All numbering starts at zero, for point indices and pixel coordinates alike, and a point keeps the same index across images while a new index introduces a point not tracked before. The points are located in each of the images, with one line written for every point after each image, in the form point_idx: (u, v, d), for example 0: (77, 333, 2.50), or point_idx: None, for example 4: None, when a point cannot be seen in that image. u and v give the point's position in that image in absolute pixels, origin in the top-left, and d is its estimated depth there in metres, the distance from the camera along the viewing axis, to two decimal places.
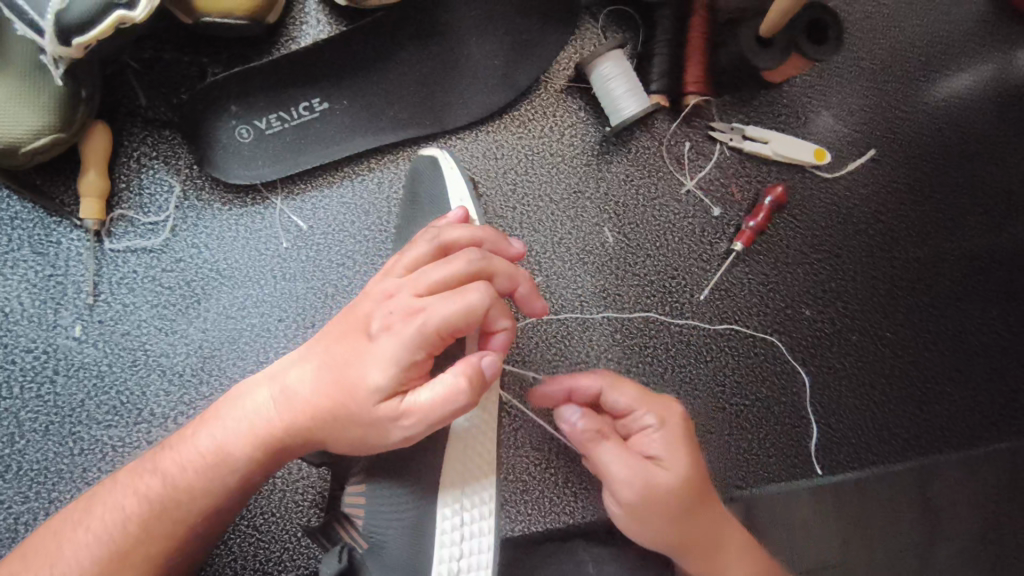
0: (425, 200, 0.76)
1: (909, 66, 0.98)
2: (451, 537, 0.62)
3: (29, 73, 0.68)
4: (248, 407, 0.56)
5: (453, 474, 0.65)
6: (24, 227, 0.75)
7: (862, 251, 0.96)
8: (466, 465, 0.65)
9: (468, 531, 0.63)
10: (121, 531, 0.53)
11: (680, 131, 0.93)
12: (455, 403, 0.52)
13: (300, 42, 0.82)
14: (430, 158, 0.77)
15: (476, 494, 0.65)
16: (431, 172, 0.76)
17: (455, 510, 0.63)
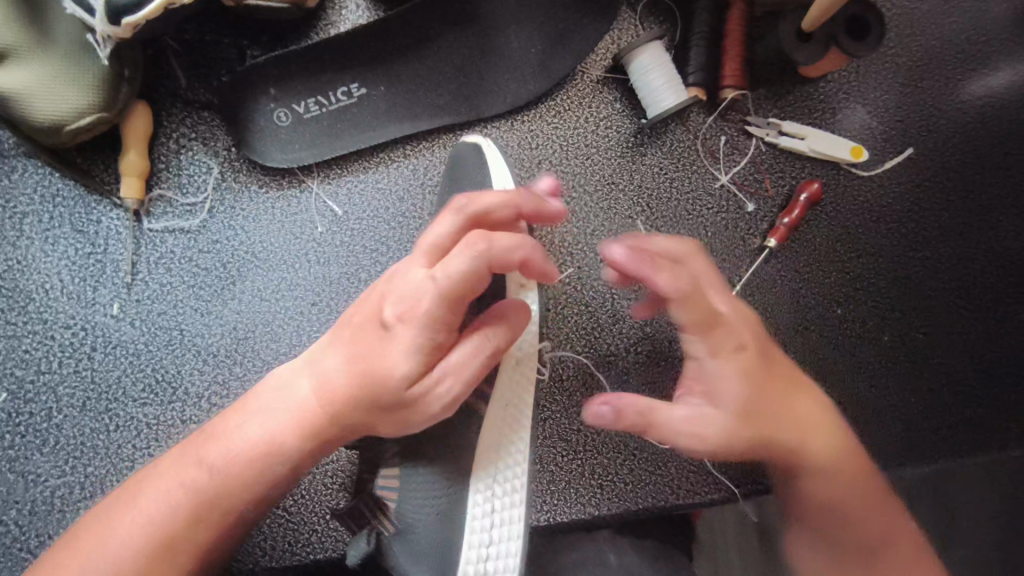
0: (466, 185, 0.75)
1: (950, 63, 0.96)
2: (480, 522, 0.62)
3: (75, 52, 0.68)
4: (288, 394, 0.57)
5: (486, 458, 0.64)
6: (65, 204, 0.76)
7: (896, 249, 0.95)
8: (500, 448, 0.65)
9: (499, 517, 0.62)
10: (173, 515, 0.54)
11: (716, 124, 0.92)
12: (479, 360, 0.55)
13: (338, 26, 0.82)
14: (473, 144, 0.77)
15: (508, 480, 0.64)
16: (474, 159, 0.75)
17: (486, 497, 0.63)
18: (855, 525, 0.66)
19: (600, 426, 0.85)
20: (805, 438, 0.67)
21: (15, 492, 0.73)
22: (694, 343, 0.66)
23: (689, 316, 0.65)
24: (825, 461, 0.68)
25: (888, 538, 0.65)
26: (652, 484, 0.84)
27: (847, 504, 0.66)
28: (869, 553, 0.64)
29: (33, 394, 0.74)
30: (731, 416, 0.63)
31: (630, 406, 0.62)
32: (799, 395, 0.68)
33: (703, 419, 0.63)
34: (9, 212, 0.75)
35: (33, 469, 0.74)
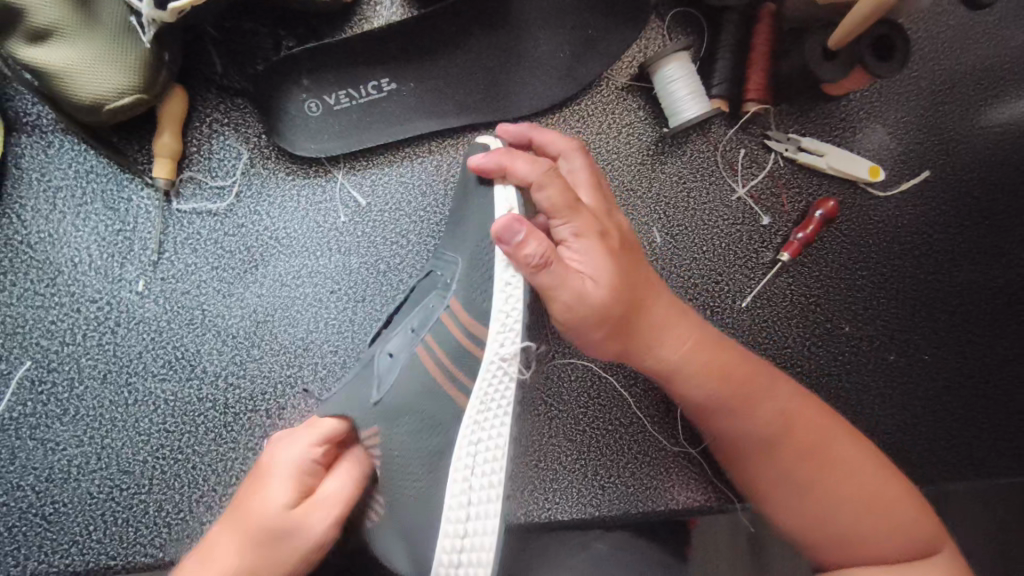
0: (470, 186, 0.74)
1: (972, 89, 0.97)
2: (455, 517, 0.59)
3: (119, 34, 0.70)
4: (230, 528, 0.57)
5: (464, 449, 0.62)
6: (98, 181, 0.78)
7: (907, 271, 0.95)
8: (477, 441, 0.62)
9: (475, 511, 0.59)
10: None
11: (736, 137, 0.93)
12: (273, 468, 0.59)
13: (372, 22, 0.83)
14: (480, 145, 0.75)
15: (486, 473, 0.61)
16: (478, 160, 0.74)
17: (462, 490, 0.60)
18: (760, 413, 0.69)
19: (606, 427, 0.86)
20: (673, 347, 0.69)
21: (34, 459, 0.75)
22: (563, 228, 0.64)
23: (552, 203, 0.64)
24: (702, 378, 0.69)
25: (783, 410, 0.69)
26: (653, 488, 0.86)
27: (762, 415, 0.69)
28: (811, 452, 0.68)
29: (57, 364, 0.76)
30: (601, 288, 0.63)
31: (531, 261, 0.61)
32: (656, 287, 0.69)
33: (589, 304, 0.62)
34: (42, 185, 0.77)
35: (53, 437, 0.76)
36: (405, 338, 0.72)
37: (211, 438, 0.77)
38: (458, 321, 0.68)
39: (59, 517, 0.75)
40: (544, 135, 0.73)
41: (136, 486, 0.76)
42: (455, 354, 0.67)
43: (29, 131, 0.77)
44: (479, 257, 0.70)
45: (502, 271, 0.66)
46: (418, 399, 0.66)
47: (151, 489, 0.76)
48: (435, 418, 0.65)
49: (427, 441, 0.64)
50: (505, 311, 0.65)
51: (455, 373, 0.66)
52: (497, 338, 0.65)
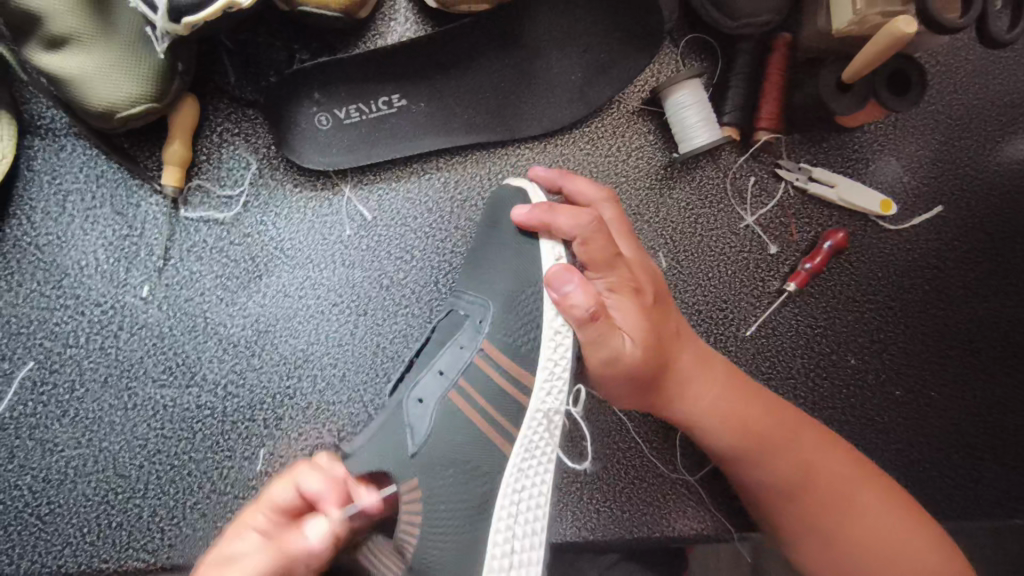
0: (506, 227, 0.74)
1: (989, 124, 0.96)
2: (499, 564, 0.63)
3: (134, 43, 0.71)
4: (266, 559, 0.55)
5: (508, 496, 0.66)
6: (108, 186, 0.79)
7: (917, 305, 0.94)
8: (520, 488, 0.66)
9: (516, 561, 0.64)
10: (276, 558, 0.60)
11: (747, 164, 0.92)
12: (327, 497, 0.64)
13: (385, 37, 0.84)
14: (516, 187, 0.75)
15: (528, 520, 0.65)
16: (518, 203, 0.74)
17: (505, 536, 0.65)
18: (775, 461, 0.72)
19: (603, 451, 0.86)
20: (700, 401, 0.72)
21: (32, 459, 0.76)
22: (598, 282, 0.67)
23: (594, 258, 0.66)
24: (722, 434, 0.72)
25: (805, 462, 0.72)
26: (649, 515, 0.85)
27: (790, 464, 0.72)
28: (833, 502, 0.70)
29: (59, 365, 0.77)
30: (634, 346, 0.66)
31: (582, 312, 0.63)
32: (681, 336, 0.72)
33: (623, 362, 0.66)
34: (54, 188, 0.78)
35: (51, 438, 0.76)
36: (435, 383, 0.70)
37: (207, 445, 0.78)
38: (493, 365, 0.69)
39: (53, 518, 0.75)
40: (573, 187, 0.73)
41: (131, 491, 0.76)
42: (490, 399, 0.69)
43: (42, 134, 0.78)
44: (516, 302, 0.70)
45: (553, 319, 0.69)
46: (458, 448, 0.67)
47: (146, 494, 0.76)
48: (477, 465, 0.67)
49: (470, 490, 0.66)
50: (553, 360, 0.68)
51: (498, 421, 0.68)
52: (543, 385, 0.68)
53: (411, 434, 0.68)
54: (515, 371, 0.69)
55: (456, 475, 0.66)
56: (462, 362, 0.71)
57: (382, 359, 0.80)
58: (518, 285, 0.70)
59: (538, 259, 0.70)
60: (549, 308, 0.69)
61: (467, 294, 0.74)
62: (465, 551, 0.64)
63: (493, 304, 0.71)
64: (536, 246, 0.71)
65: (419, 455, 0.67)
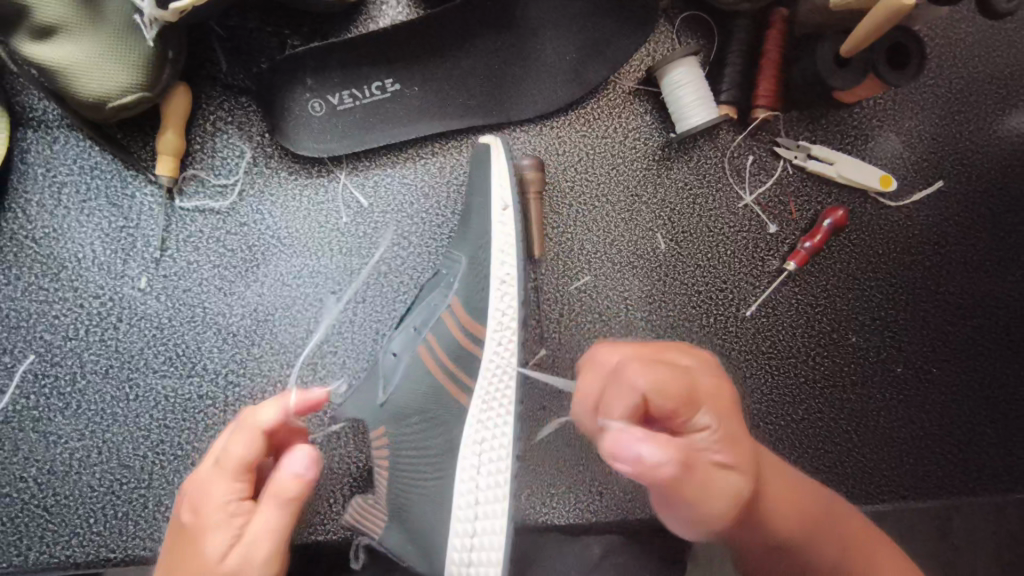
0: (470, 191, 0.77)
1: (989, 97, 0.95)
2: (464, 515, 0.63)
3: (122, 31, 0.70)
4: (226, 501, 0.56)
5: (470, 449, 0.66)
6: (102, 177, 0.78)
7: (917, 282, 0.94)
8: (482, 440, 0.66)
9: (484, 509, 0.63)
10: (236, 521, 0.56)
11: (745, 143, 0.92)
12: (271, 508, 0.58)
13: (377, 21, 0.83)
14: (483, 147, 0.77)
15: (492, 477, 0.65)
16: (478, 165, 0.77)
17: (470, 488, 0.64)
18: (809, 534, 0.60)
19: None
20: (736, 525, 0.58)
21: (36, 451, 0.76)
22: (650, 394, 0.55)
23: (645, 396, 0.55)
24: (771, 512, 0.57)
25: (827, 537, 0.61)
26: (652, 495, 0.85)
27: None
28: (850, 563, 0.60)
29: (59, 358, 0.77)
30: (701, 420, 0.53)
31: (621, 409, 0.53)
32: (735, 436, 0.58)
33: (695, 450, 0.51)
34: (48, 181, 0.78)
35: (54, 431, 0.77)
36: (409, 336, 0.73)
37: (209, 435, 0.78)
38: (456, 317, 0.72)
39: (60, 509, 0.76)
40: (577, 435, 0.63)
41: (136, 481, 0.77)
42: (451, 353, 0.71)
43: (34, 126, 0.78)
44: (475, 255, 0.74)
45: (498, 269, 0.73)
46: (422, 399, 0.69)
47: (150, 483, 0.77)
48: (438, 414, 0.69)
49: (432, 441, 0.68)
50: (501, 310, 0.71)
51: (456, 371, 0.70)
52: (496, 336, 0.71)
53: (383, 382, 0.71)
54: (469, 324, 0.71)
55: (420, 425, 0.68)
56: (433, 314, 0.74)
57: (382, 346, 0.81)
58: (473, 237, 0.75)
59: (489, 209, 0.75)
60: (495, 261, 0.73)
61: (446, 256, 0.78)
62: (433, 504, 0.65)
63: (460, 259, 0.75)
64: (486, 204, 0.75)
65: (388, 403, 0.69)
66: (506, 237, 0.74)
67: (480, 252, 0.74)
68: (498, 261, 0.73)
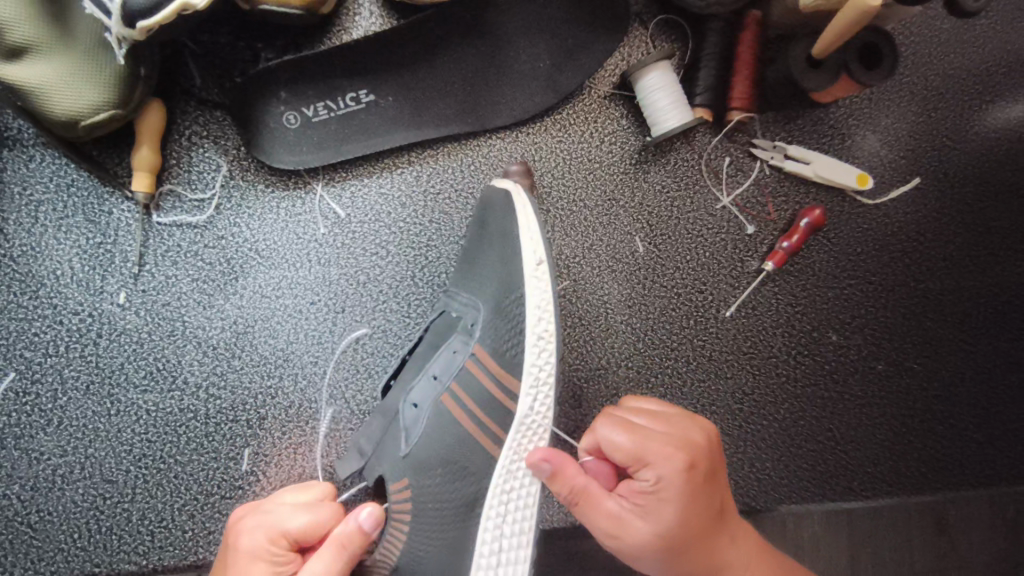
0: (495, 234, 0.74)
1: (965, 93, 0.95)
2: (486, 562, 0.66)
3: (92, 50, 0.71)
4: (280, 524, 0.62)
5: (496, 499, 0.68)
6: (79, 194, 0.79)
7: (897, 279, 0.94)
8: (509, 489, 0.68)
9: (504, 557, 0.66)
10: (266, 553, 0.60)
11: (722, 144, 0.92)
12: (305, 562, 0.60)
13: (350, 33, 0.83)
14: (505, 191, 0.75)
15: (517, 520, 0.68)
16: (505, 207, 0.74)
17: (493, 534, 0.67)
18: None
19: None
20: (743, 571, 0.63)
21: (19, 468, 0.77)
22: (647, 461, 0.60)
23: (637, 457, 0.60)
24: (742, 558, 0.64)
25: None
26: None
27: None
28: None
29: (41, 375, 0.78)
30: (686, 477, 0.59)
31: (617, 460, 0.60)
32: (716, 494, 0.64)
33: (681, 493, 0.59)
34: (25, 199, 0.78)
35: (37, 447, 0.77)
36: (429, 386, 0.72)
37: (192, 448, 0.78)
38: (484, 371, 0.70)
39: (44, 525, 0.76)
40: (592, 499, 0.61)
41: (120, 496, 0.77)
42: (480, 405, 0.70)
43: (10, 145, 0.78)
44: (504, 306, 0.71)
45: (535, 327, 0.70)
46: (447, 450, 0.69)
47: (134, 498, 0.77)
48: (467, 468, 0.69)
49: (458, 490, 0.68)
50: (539, 367, 0.69)
51: (487, 424, 0.69)
52: (530, 393, 0.69)
53: (405, 436, 0.71)
54: (502, 378, 0.69)
55: (445, 475, 0.69)
56: (455, 365, 0.72)
57: (362, 355, 0.81)
58: (499, 288, 0.71)
59: (519, 260, 0.71)
60: (532, 317, 0.70)
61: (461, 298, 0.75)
62: (451, 549, 0.67)
63: (479, 309, 0.73)
64: (519, 253, 0.72)
65: (411, 457, 0.69)
66: (540, 293, 0.70)
67: (510, 301, 0.71)
68: (534, 316, 0.70)
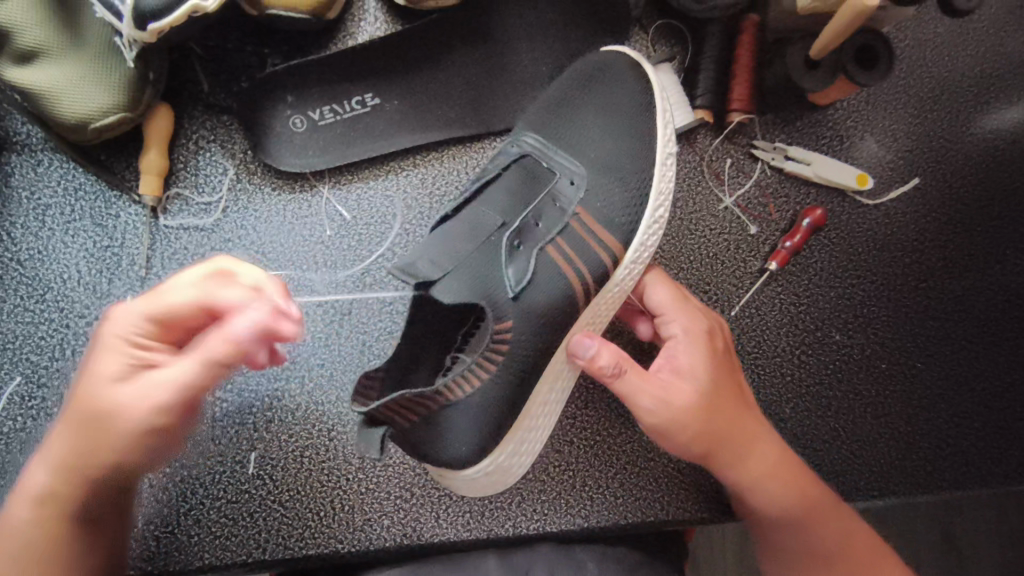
0: (609, 101, 0.77)
1: (960, 96, 0.97)
2: (534, 399, 0.72)
3: (103, 54, 0.72)
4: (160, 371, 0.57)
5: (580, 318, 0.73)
6: (86, 198, 0.79)
7: (900, 278, 0.95)
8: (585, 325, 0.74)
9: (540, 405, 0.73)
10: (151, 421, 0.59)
11: (723, 146, 0.93)
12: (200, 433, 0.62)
13: (356, 38, 0.84)
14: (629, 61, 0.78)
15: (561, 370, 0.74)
16: (624, 77, 0.77)
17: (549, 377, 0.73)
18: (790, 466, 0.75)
19: (595, 438, 0.84)
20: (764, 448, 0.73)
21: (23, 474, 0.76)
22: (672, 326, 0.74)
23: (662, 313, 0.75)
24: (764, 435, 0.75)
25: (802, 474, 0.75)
26: (643, 500, 0.83)
27: (823, 554, 0.69)
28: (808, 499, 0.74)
29: (46, 378, 0.77)
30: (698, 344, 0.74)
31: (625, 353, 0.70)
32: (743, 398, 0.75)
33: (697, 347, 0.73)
34: (33, 203, 0.79)
35: None
36: (529, 232, 0.71)
37: (196, 450, 0.80)
38: (589, 231, 0.72)
39: None
40: (635, 369, 0.69)
41: None
42: (578, 260, 0.71)
43: (19, 150, 0.79)
44: (617, 170, 0.74)
45: (654, 206, 0.75)
46: (548, 294, 0.69)
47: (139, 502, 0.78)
48: (557, 319, 0.70)
49: (550, 311, 0.69)
50: (641, 242, 0.75)
51: (584, 281, 0.71)
52: (627, 264, 0.74)
53: (512, 274, 0.68)
54: (607, 241, 0.72)
55: (540, 318, 0.69)
56: (558, 220, 0.72)
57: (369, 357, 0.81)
58: (619, 160, 0.74)
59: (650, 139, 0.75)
60: (652, 198, 0.75)
61: (556, 153, 0.76)
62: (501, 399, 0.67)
63: (583, 171, 0.75)
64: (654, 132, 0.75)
65: (518, 297, 0.67)
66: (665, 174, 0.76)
67: (628, 172, 0.74)
68: (652, 194, 0.75)
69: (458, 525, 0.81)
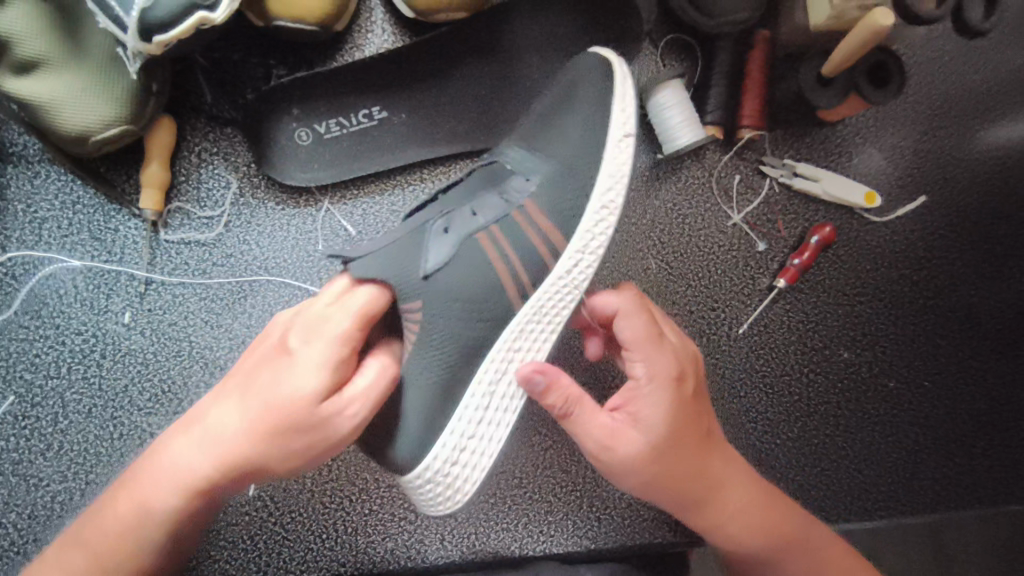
0: (571, 97, 0.73)
1: (967, 112, 0.96)
2: (475, 404, 0.65)
3: (104, 66, 0.70)
4: None
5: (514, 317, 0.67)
6: (85, 212, 0.77)
7: (907, 296, 0.94)
8: (528, 328, 0.68)
9: (489, 415, 0.66)
10: None
11: (732, 163, 0.92)
12: None
13: (363, 50, 0.83)
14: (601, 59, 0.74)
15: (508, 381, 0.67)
16: (601, 75, 0.73)
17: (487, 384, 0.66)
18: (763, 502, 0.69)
19: None
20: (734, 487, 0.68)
21: (16, 495, 0.74)
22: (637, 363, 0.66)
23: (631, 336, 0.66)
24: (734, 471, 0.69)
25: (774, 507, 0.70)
26: (649, 520, 0.82)
27: None
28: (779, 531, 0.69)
29: (41, 398, 0.75)
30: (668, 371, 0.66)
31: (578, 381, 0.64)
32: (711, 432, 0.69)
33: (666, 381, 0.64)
34: (29, 217, 0.77)
35: (36, 473, 0.74)
36: (465, 221, 0.67)
37: None
38: (534, 225, 0.69)
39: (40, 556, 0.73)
40: (587, 407, 0.64)
41: None
42: (517, 256, 0.67)
43: (15, 162, 0.77)
44: (583, 169, 0.71)
45: (603, 195, 0.70)
46: (474, 287, 0.65)
47: None
48: (482, 313, 0.65)
49: (474, 310, 0.65)
50: (593, 234, 0.70)
51: (518, 275, 0.67)
52: (574, 257, 0.69)
53: (431, 255, 0.64)
54: (548, 232, 0.69)
55: (462, 309, 0.64)
56: (500, 211, 0.69)
57: None
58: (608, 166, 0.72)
59: (605, 129, 0.72)
60: (602, 183, 0.71)
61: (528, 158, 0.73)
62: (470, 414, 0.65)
63: (544, 169, 0.72)
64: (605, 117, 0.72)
65: (433, 280, 0.63)
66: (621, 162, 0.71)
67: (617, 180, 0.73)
68: (604, 185, 0.71)
69: (463, 547, 0.80)
